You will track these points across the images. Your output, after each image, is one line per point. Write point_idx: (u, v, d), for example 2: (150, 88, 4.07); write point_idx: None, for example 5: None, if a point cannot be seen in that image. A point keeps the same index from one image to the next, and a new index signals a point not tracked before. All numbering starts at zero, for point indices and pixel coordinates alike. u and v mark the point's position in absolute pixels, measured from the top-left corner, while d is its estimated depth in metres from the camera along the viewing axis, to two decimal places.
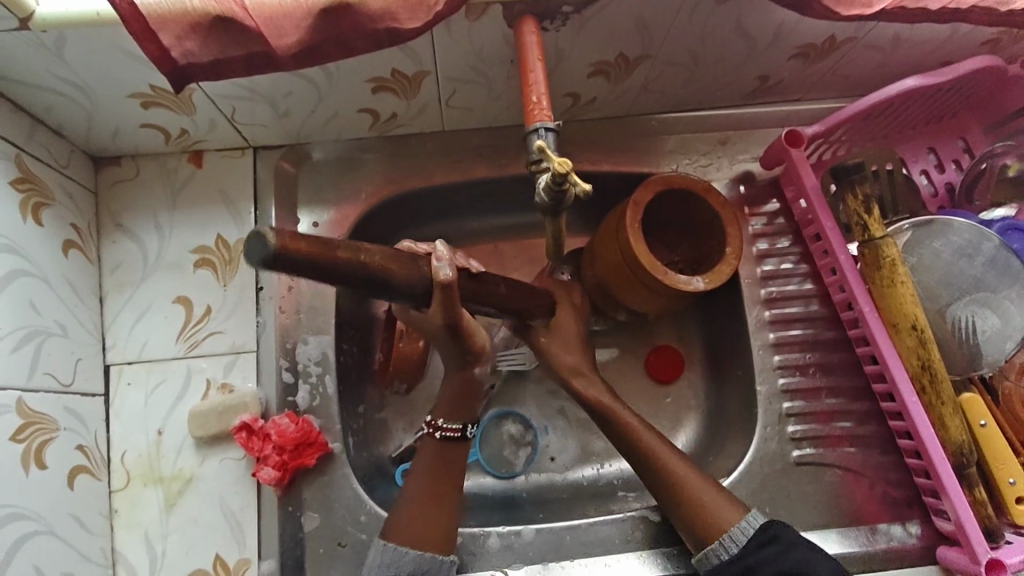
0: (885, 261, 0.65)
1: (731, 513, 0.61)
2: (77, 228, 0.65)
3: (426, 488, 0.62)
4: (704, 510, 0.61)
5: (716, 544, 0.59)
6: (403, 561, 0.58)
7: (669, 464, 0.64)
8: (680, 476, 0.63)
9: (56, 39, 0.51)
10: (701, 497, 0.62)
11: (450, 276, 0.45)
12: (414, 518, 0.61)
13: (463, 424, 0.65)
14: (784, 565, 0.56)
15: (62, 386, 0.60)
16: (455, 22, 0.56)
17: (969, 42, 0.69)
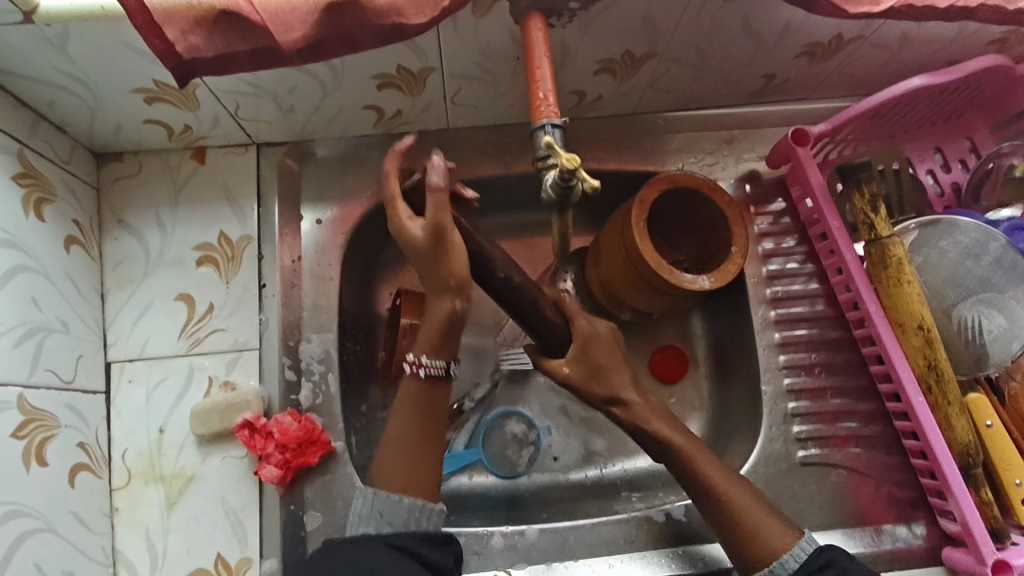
0: (892, 260, 0.65)
1: (785, 537, 0.58)
2: (79, 224, 0.65)
3: (405, 440, 0.60)
4: (758, 535, 0.59)
5: (766, 571, 0.57)
6: (395, 510, 0.57)
7: (723, 486, 0.61)
8: (734, 497, 0.60)
9: (60, 34, 0.51)
10: (754, 520, 0.59)
11: (438, 179, 0.55)
12: (396, 472, 0.59)
13: (446, 363, 0.61)
14: None
15: (63, 383, 0.59)
16: (462, 18, 0.56)
17: (976, 41, 0.69)
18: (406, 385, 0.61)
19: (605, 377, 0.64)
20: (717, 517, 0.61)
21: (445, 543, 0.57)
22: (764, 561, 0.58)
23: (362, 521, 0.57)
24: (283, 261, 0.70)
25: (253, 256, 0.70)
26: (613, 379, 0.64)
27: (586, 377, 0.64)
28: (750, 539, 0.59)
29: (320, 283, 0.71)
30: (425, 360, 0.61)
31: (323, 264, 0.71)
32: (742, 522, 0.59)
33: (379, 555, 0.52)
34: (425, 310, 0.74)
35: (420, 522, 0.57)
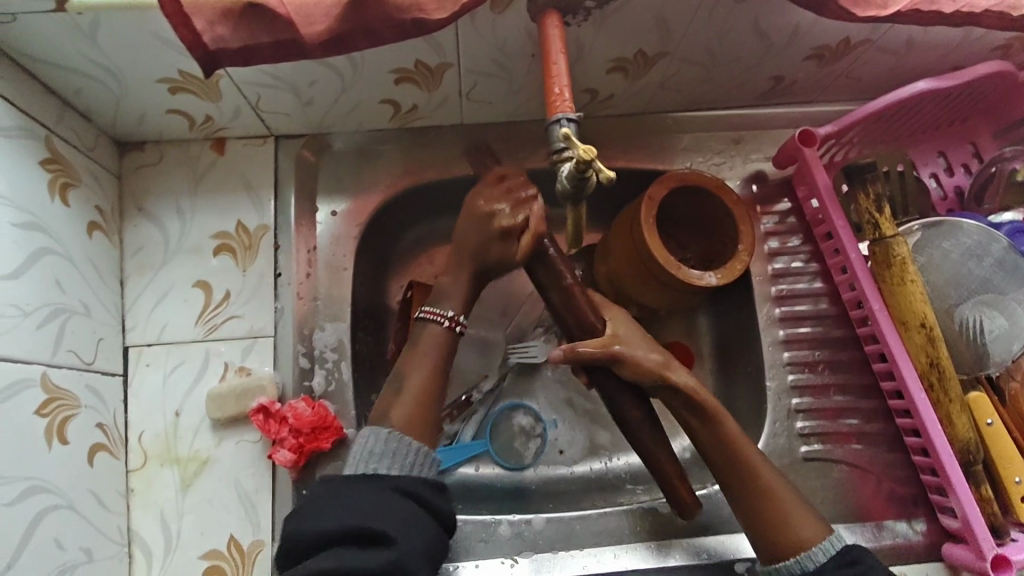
0: (896, 259, 0.67)
1: (818, 530, 0.59)
2: (101, 210, 0.66)
3: (424, 392, 0.60)
4: (786, 524, 0.59)
5: (791, 561, 0.58)
6: (404, 454, 0.56)
7: (764, 476, 0.61)
8: (773, 487, 0.61)
9: (91, 23, 0.53)
10: (790, 511, 0.60)
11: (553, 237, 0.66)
12: (414, 416, 0.59)
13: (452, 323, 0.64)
14: None
15: (83, 364, 0.61)
16: (480, 14, 0.57)
17: (981, 47, 0.71)
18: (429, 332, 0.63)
19: (644, 351, 0.63)
20: (749, 507, 0.61)
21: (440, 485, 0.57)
22: (792, 552, 0.58)
23: (370, 463, 0.55)
24: (299, 251, 0.72)
25: (270, 245, 0.71)
26: (647, 355, 0.63)
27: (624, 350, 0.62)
28: (780, 528, 0.59)
29: (334, 274, 0.72)
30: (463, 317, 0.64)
31: (337, 255, 0.72)
32: (777, 516, 0.60)
33: (387, 503, 0.52)
34: None
35: (423, 467, 0.57)
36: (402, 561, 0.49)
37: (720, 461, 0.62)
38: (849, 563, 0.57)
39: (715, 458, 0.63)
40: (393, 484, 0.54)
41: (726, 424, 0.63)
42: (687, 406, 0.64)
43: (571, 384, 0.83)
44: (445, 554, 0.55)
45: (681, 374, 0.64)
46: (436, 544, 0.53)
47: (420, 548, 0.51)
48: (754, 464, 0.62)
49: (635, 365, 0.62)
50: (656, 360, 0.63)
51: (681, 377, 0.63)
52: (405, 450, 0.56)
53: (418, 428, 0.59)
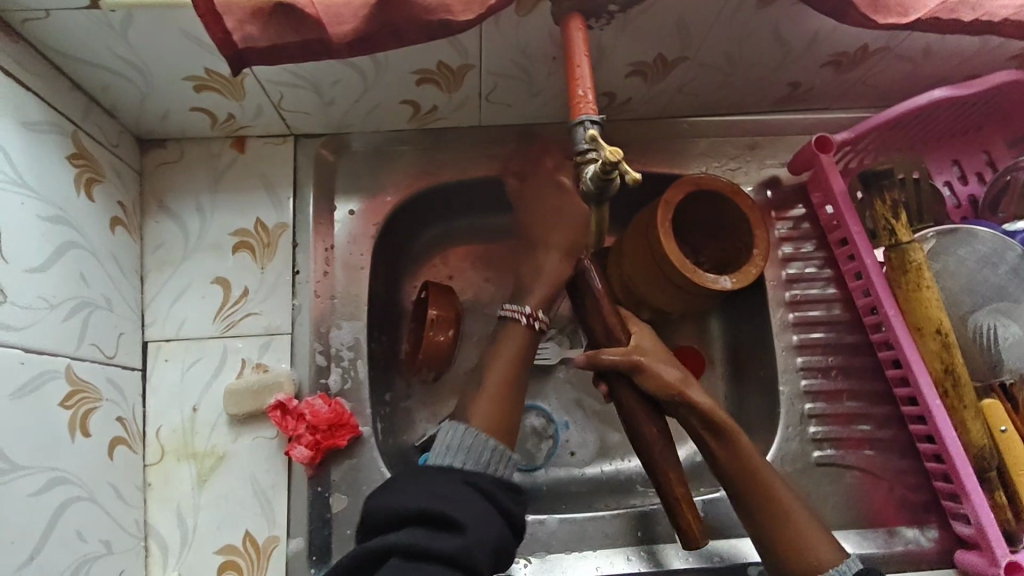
0: (912, 265, 0.67)
1: (832, 552, 0.59)
2: (124, 206, 0.67)
3: (501, 379, 0.63)
4: (800, 541, 0.59)
5: None
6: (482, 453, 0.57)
7: (778, 495, 0.61)
8: (787, 508, 0.60)
9: (123, 20, 0.53)
10: (803, 531, 0.60)
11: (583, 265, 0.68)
12: (487, 405, 0.60)
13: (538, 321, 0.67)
14: None
15: (105, 357, 0.61)
16: (505, 16, 0.58)
17: (997, 56, 0.71)
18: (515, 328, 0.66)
19: (665, 368, 0.64)
20: (762, 524, 0.61)
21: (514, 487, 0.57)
22: (798, 568, 0.59)
23: (451, 451, 0.56)
24: (317, 249, 0.72)
25: (288, 244, 0.72)
26: (668, 372, 0.63)
27: (647, 365, 0.63)
28: (791, 547, 0.59)
29: (351, 273, 0.72)
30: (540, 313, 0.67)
31: (355, 254, 0.73)
32: (788, 535, 0.60)
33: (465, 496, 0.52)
34: (451, 302, 0.76)
35: (499, 465, 0.57)
36: (469, 551, 0.49)
37: (735, 478, 0.62)
38: None
39: (730, 475, 0.62)
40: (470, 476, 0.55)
41: (742, 441, 0.63)
42: (703, 423, 0.63)
43: (583, 386, 0.83)
44: (509, 555, 0.53)
45: (700, 393, 0.64)
46: (503, 541, 0.52)
47: (489, 542, 0.50)
48: (769, 483, 0.61)
49: (655, 380, 0.63)
50: (677, 378, 0.63)
51: (699, 396, 0.63)
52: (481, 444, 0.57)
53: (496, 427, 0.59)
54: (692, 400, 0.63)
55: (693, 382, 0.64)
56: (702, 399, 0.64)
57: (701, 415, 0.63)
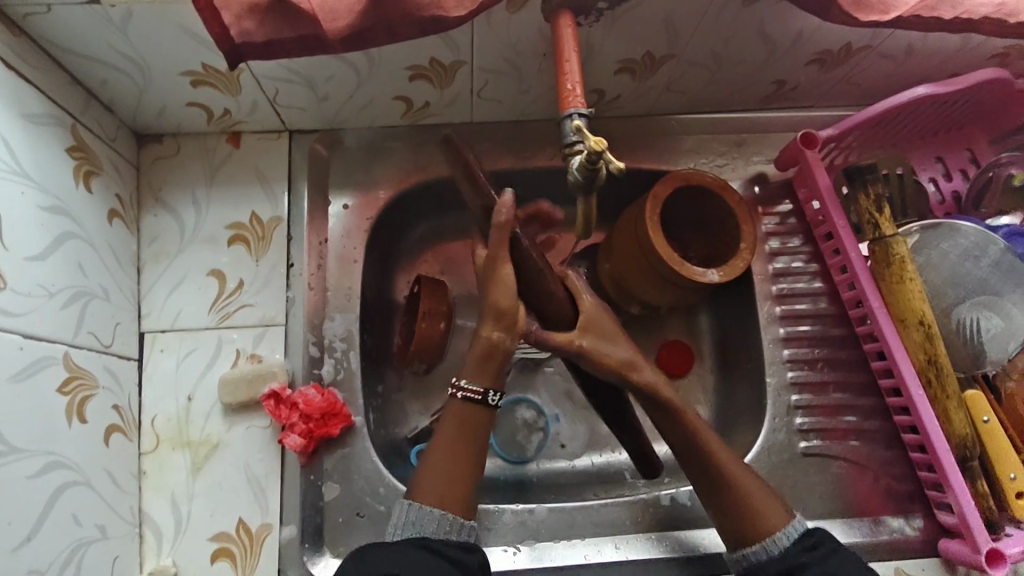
0: (895, 258, 0.68)
1: (783, 519, 0.60)
2: (121, 199, 0.68)
3: (454, 444, 0.63)
4: (756, 509, 0.60)
5: (757, 546, 0.59)
6: (427, 521, 0.59)
7: (740, 475, 0.62)
8: (740, 477, 0.62)
9: (122, 16, 0.55)
10: (758, 501, 0.61)
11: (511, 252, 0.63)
12: (452, 424, 0.64)
13: (486, 388, 0.64)
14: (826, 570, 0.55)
15: (102, 346, 0.62)
16: (496, 14, 0.59)
17: (978, 55, 0.73)
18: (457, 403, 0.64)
19: (611, 349, 0.65)
20: (726, 501, 0.62)
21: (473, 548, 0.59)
22: (759, 537, 0.59)
23: (399, 528, 0.59)
24: (311, 242, 0.73)
25: (283, 237, 0.73)
26: (615, 351, 0.65)
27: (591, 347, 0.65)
28: (753, 521, 0.60)
29: (345, 266, 0.74)
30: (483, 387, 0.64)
31: (348, 247, 0.75)
32: (751, 509, 0.60)
33: (412, 556, 0.55)
34: (443, 294, 0.78)
35: (451, 534, 0.59)
36: None
37: (699, 458, 0.63)
38: (815, 545, 0.58)
39: (693, 453, 0.64)
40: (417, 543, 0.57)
41: (692, 420, 0.64)
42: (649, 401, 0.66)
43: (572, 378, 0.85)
44: None
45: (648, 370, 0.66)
46: None
47: None
48: (730, 463, 0.63)
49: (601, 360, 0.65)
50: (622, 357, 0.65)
51: (641, 374, 0.65)
52: (428, 514, 0.59)
53: (450, 492, 0.61)
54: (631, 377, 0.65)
55: (641, 358, 0.66)
56: (651, 377, 0.65)
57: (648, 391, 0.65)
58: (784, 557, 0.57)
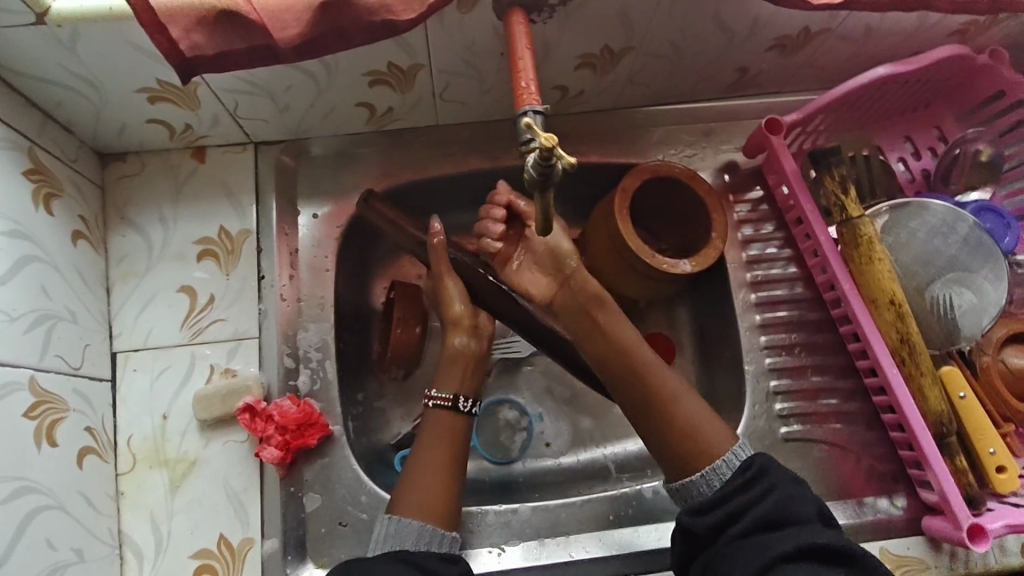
0: (863, 239, 0.69)
1: (725, 442, 0.60)
2: (85, 220, 0.68)
3: (440, 454, 0.64)
4: (697, 435, 0.61)
5: (698, 477, 0.59)
6: (406, 533, 0.59)
7: (674, 396, 0.63)
8: (677, 398, 0.62)
9: (70, 35, 0.54)
10: (696, 425, 0.61)
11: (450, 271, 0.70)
12: (446, 420, 0.66)
13: (453, 395, 0.67)
14: (767, 507, 0.54)
15: (71, 368, 0.62)
16: (448, 15, 0.59)
17: (939, 32, 0.73)
18: (439, 413, 0.66)
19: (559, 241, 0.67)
20: (662, 427, 0.62)
21: (453, 560, 0.59)
22: (698, 468, 0.59)
23: (378, 545, 0.59)
24: (281, 253, 0.73)
25: (252, 249, 0.72)
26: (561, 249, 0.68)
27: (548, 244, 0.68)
28: (693, 452, 0.60)
29: (317, 275, 0.74)
30: (455, 395, 0.67)
31: (319, 257, 0.75)
32: (685, 441, 0.61)
33: (391, 568, 0.54)
34: (418, 300, 0.78)
35: (432, 544, 0.59)
36: None
37: (633, 387, 0.64)
38: (751, 480, 0.56)
39: (625, 390, 0.65)
40: (394, 554, 0.56)
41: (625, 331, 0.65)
42: (586, 317, 0.66)
43: (553, 375, 0.85)
44: None
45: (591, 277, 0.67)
46: None
47: None
48: (661, 390, 0.63)
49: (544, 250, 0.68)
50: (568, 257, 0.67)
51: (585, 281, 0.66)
52: (410, 526, 0.59)
53: (432, 500, 0.61)
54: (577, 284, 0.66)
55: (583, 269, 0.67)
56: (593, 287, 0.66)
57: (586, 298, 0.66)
58: (723, 499, 0.56)
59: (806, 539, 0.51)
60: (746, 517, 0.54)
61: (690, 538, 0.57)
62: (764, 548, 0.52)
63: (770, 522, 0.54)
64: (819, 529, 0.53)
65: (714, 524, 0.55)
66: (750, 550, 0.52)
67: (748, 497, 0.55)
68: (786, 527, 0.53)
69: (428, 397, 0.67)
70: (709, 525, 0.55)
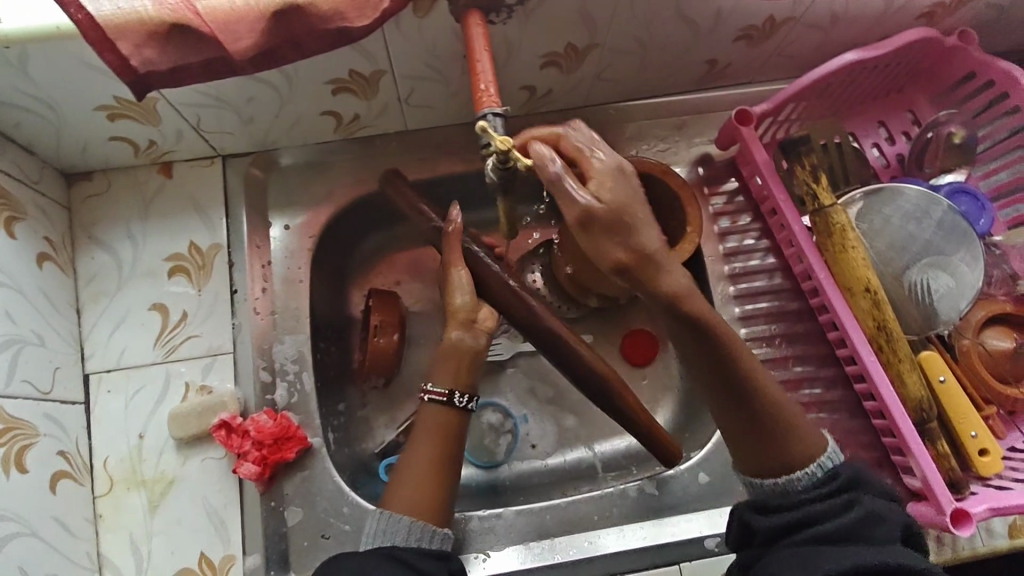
0: (835, 227, 0.68)
1: (818, 442, 0.56)
2: (51, 241, 0.67)
3: (434, 452, 0.61)
4: (791, 436, 0.55)
5: (781, 479, 0.55)
6: (396, 528, 0.57)
7: (774, 393, 0.55)
8: (774, 396, 0.55)
9: (20, 55, 0.53)
10: (793, 426, 0.55)
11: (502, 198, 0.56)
12: (436, 416, 0.64)
13: (449, 389, 0.64)
14: (845, 520, 0.51)
15: (40, 393, 0.61)
16: (405, 19, 0.58)
17: (905, 16, 0.72)
18: (432, 409, 0.64)
19: (644, 232, 0.49)
20: (753, 425, 0.55)
21: (447, 559, 0.57)
22: (785, 470, 0.55)
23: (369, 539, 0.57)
24: (253, 266, 0.72)
25: (223, 264, 0.72)
26: (647, 238, 0.49)
27: (631, 217, 0.48)
28: (783, 455, 0.55)
29: (291, 287, 0.73)
30: (456, 391, 0.64)
31: (292, 268, 0.74)
32: (771, 441, 0.55)
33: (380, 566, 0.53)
34: (395, 307, 0.77)
35: (424, 540, 0.57)
36: None
37: (716, 378, 0.54)
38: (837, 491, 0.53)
39: (713, 380, 0.54)
40: (383, 551, 0.55)
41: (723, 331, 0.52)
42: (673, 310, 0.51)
43: (537, 376, 0.84)
44: None
45: (679, 270, 0.51)
46: None
47: None
48: (760, 391, 0.54)
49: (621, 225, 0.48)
50: (653, 244, 0.49)
51: (667, 280, 0.50)
52: (397, 521, 0.57)
53: (423, 497, 0.59)
54: (654, 283, 0.50)
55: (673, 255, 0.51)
56: (680, 284, 0.50)
57: (663, 296, 0.50)
58: (795, 506, 0.53)
59: (874, 557, 0.48)
60: (815, 526, 0.51)
61: (750, 535, 0.55)
62: (825, 556, 0.49)
63: (838, 535, 0.50)
64: (901, 551, 0.49)
65: (772, 526, 0.53)
66: (804, 557, 0.49)
67: (826, 507, 0.52)
68: (858, 542, 0.50)
69: (425, 391, 0.65)
70: (768, 525, 0.53)
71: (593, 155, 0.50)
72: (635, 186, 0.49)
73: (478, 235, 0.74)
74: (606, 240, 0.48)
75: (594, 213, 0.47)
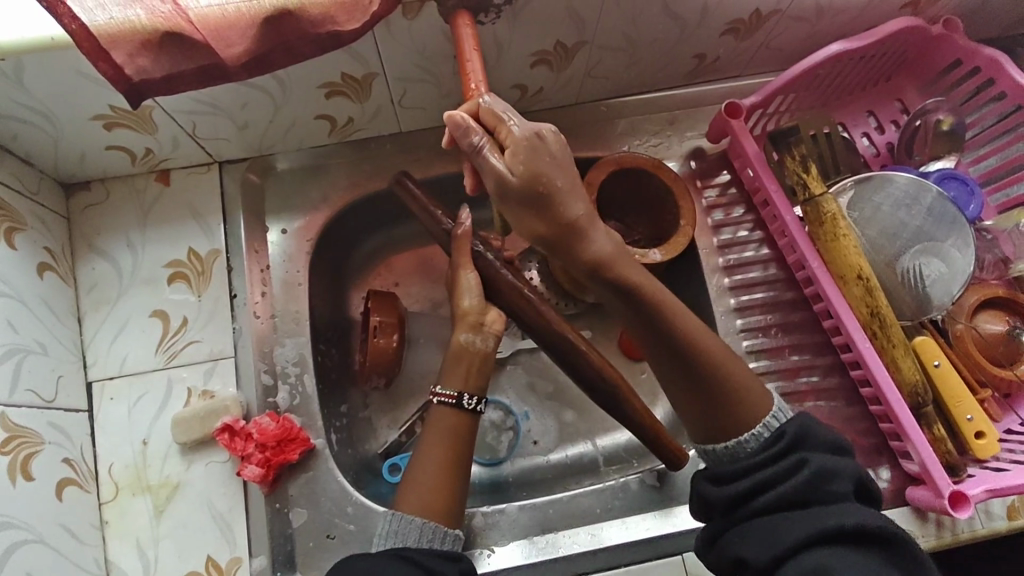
0: (827, 216, 0.69)
1: (766, 400, 0.55)
2: (52, 252, 0.68)
3: (442, 453, 0.62)
4: (738, 397, 0.55)
5: (732, 442, 0.55)
6: (408, 530, 0.57)
7: (713, 353, 0.55)
8: (715, 356, 0.55)
9: (15, 67, 0.54)
10: (738, 385, 0.55)
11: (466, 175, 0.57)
12: (449, 419, 0.64)
13: (458, 392, 0.64)
14: (796, 483, 0.50)
15: (44, 402, 0.62)
16: (395, 22, 0.59)
17: (890, 6, 0.73)
18: (445, 412, 0.64)
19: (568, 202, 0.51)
20: (697, 385, 0.55)
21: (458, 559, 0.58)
22: (733, 432, 0.55)
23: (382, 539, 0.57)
24: (252, 271, 0.73)
25: (222, 269, 0.72)
26: (569, 209, 0.52)
27: (547, 185, 0.50)
28: (732, 417, 0.55)
29: (290, 289, 0.74)
30: (470, 395, 0.64)
31: (291, 272, 0.74)
32: (716, 404, 0.55)
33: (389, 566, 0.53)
34: (395, 308, 0.78)
35: (436, 542, 0.58)
36: None
37: (655, 339, 0.55)
38: (783, 450, 0.52)
39: (651, 342, 0.55)
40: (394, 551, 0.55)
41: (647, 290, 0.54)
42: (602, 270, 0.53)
43: (537, 372, 0.85)
44: None
45: (602, 237, 0.54)
46: None
47: None
48: (699, 351, 0.54)
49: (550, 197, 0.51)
50: (575, 215, 0.52)
51: (588, 247, 0.53)
52: (409, 523, 0.57)
53: (433, 498, 0.59)
54: (576, 250, 0.53)
55: (596, 222, 0.54)
56: (601, 252, 0.53)
57: (586, 263, 0.53)
58: (747, 474, 0.52)
59: (832, 519, 0.49)
60: (771, 491, 0.51)
61: (709, 509, 0.55)
62: (786, 526, 0.49)
63: (795, 500, 0.50)
64: (855, 508, 0.50)
65: (728, 497, 0.53)
66: (768, 531, 0.50)
67: (777, 470, 0.51)
68: (816, 505, 0.50)
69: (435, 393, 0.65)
70: (725, 496, 0.53)
71: (509, 122, 0.51)
72: (552, 151, 0.51)
73: (489, 239, 0.74)
74: (523, 210, 0.51)
75: (506, 185, 0.50)
